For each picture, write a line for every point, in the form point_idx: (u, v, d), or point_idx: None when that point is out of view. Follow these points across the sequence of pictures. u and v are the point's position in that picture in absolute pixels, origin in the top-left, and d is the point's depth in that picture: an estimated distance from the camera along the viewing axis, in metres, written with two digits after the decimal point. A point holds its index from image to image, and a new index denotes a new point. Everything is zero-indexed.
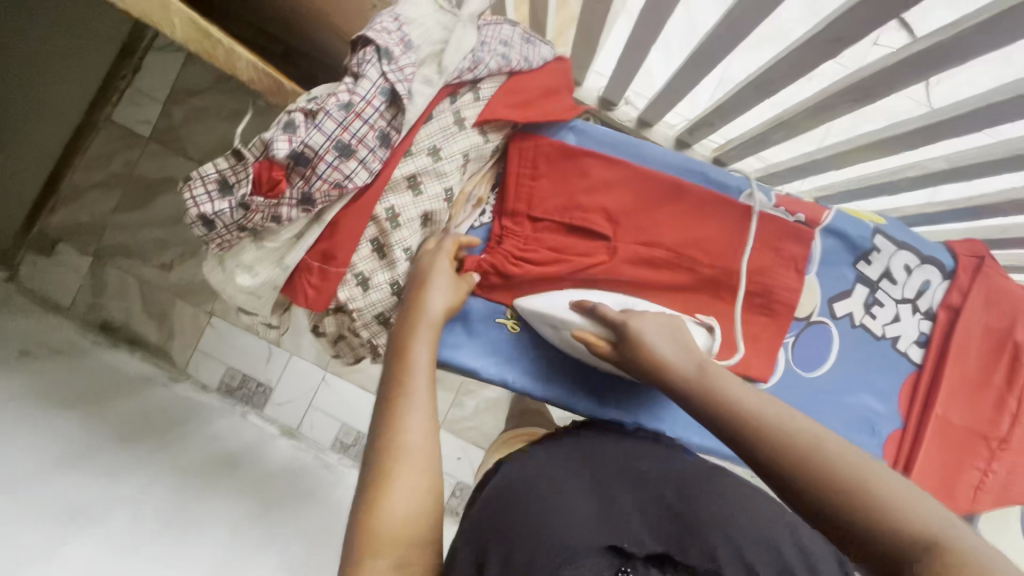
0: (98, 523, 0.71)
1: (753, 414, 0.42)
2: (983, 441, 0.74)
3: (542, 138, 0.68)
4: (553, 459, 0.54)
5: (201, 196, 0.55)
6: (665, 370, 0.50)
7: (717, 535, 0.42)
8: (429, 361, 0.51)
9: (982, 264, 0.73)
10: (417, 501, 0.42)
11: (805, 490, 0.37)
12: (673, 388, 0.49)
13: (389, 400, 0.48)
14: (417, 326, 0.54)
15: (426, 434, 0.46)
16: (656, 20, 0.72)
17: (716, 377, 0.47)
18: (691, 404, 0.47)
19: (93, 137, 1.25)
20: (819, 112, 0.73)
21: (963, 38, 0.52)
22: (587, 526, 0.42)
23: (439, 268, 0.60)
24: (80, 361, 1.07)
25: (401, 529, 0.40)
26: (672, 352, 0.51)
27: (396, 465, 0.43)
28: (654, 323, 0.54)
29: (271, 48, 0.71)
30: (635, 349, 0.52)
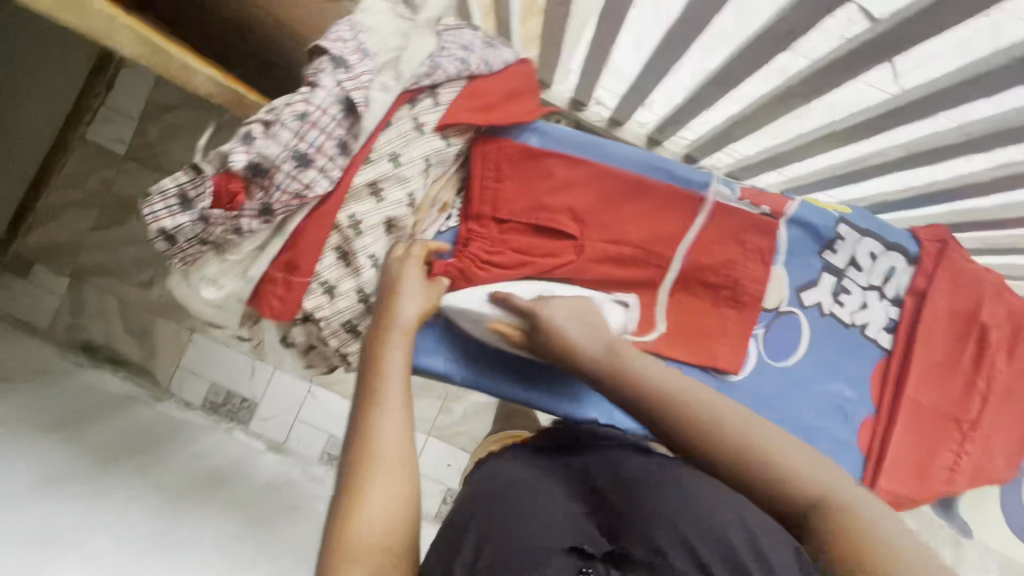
0: (79, 545, 0.70)
1: (675, 400, 0.46)
2: (956, 423, 0.75)
3: (506, 140, 0.68)
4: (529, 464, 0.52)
5: (160, 211, 0.53)
6: (575, 353, 0.52)
7: (661, 525, 0.38)
8: (402, 366, 0.50)
9: (946, 249, 0.74)
10: (394, 508, 0.42)
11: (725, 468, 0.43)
12: (586, 373, 0.52)
13: (361, 406, 0.47)
14: (390, 333, 0.52)
15: (401, 441, 0.45)
16: (616, 19, 0.73)
17: (627, 360, 0.50)
18: (606, 389, 0.50)
19: (68, 156, 1.24)
20: (780, 105, 0.74)
21: (906, 26, 0.53)
22: (558, 528, 0.41)
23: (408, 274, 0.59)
24: (61, 383, 1.05)
25: (376, 538, 0.40)
26: (580, 334, 0.53)
27: (370, 471, 0.43)
28: (565, 310, 0.56)
29: None
30: (550, 339, 0.54)
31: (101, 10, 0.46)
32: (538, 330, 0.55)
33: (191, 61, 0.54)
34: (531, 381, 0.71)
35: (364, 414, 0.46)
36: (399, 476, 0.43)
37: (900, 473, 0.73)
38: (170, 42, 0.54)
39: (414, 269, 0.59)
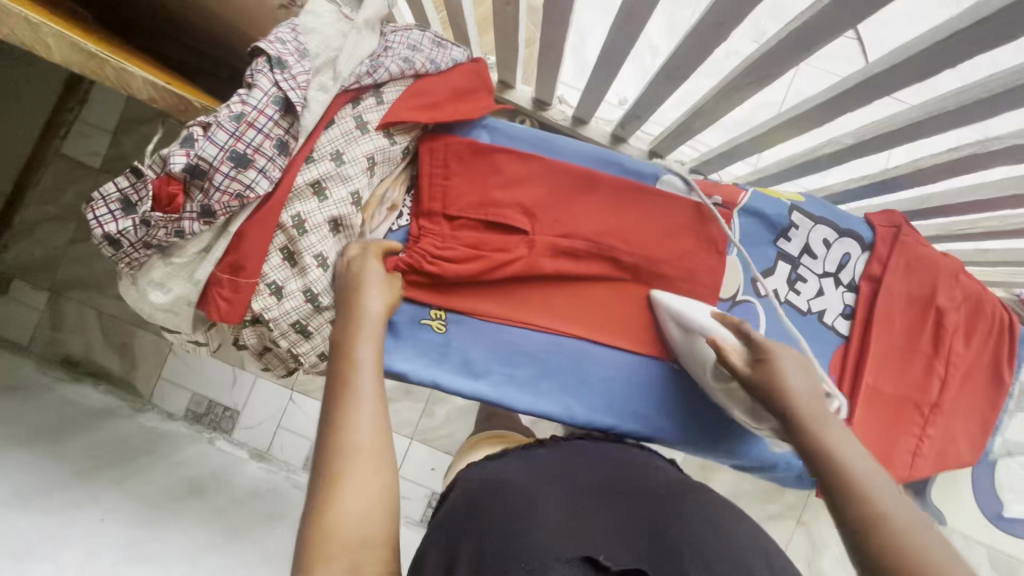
0: (51, 558, 0.69)
1: (868, 484, 0.44)
2: (916, 408, 0.75)
3: (454, 137, 0.68)
4: (532, 470, 0.56)
5: (104, 215, 0.54)
6: (785, 396, 0.51)
7: (692, 557, 0.45)
8: (374, 360, 0.50)
9: (899, 234, 0.74)
10: (368, 504, 0.42)
11: (879, 557, 0.40)
12: (792, 413, 0.51)
13: (330, 401, 0.46)
14: (359, 329, 0.52)
15: (374, 433, 0.45)
16: (562, 16, 0.73)
17: (841, 437, 0.48)
18: (802, 434, 0.49)
19: (43, 172, 1.24)
20: (729, 95, 0.75)
21: (829, 12, 0.54)
22: (560, 537, 0.45)
23: (367, 271, 0.59)
24: (38, 397, 1.05)
25: (356, 533, 0.41)
26: (801, 389, 0.51)
27: (343, 468, 0.43)
28: (798, 363, 0.54)
29: (215, 71, 0.75)
30: (766, 373, 0.53)
31: (24, 19, 0.47)
32: (758, 362, 0.55)
33: (128, 67, 0.53)
34: (490, 379, 0.70)
35: (338, 408, 0.46)
36: (372, 469, 0.43)
37: None
38: (112, 52, 0.55)
39: (371, 258, 0.60)
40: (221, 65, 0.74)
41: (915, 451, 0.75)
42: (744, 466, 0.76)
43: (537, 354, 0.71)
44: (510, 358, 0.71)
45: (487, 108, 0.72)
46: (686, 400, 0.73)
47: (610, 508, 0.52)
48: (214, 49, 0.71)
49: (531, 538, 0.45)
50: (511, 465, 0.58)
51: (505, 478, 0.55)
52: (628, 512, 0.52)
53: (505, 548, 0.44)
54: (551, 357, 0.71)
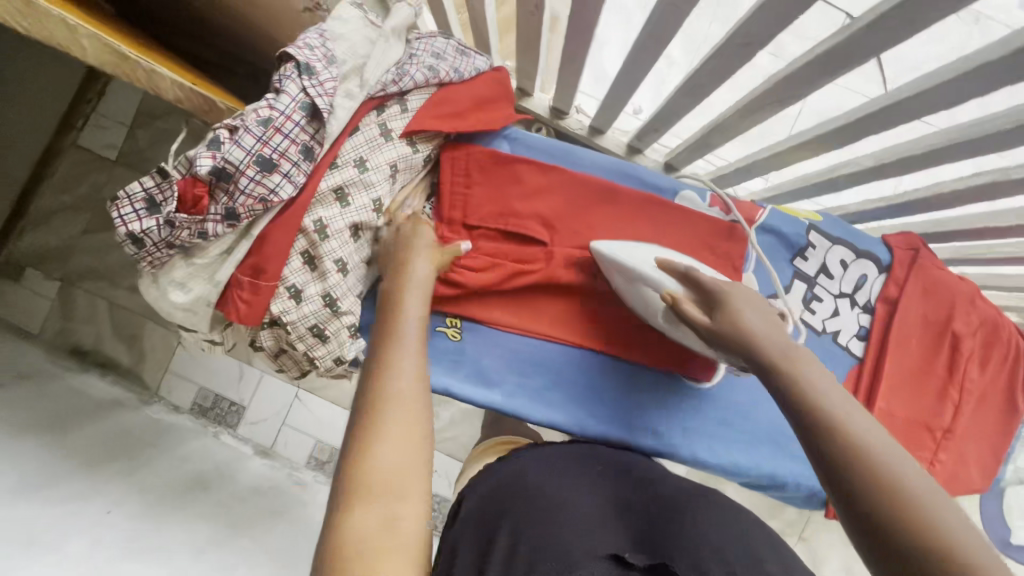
0: (58, 549, 0.70)
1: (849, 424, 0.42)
2: (928, 432, 0.75)
3: (475, 146, 0.69)
4: (552, 472, 0.58)
5: (128, 214, 0.54)
6: (752, 344, 0.48)
7: (705, 551, 0.45)
8: (419, 324, 0.53)
9: (917, 258, 0.74)
10: (407, 447, 0.43)
11: (861, 495, 0.39)
12: (753, 355, 0.48)
13: (379, 348, 0.50)
14: (407, 288, 0.56)
15: (414, 387, 0.47)
16: (585, 29, 0.74)
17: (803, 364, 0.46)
18: (769, 374, 0.47)
19: (59, 162, 1.25)
20: (749, 114, 0.75)
21: (858, 38, 0.54)
22: (587, 538, 0.47)
23: (415, 239, 0.62)
24: (48, 386, 1.05)
25: (392, 470, 0.42)
26: (762, 330, 0.49)
27: (387, 408, 0.45)
28: (752, 301, 0.52)
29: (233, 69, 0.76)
30: (724, 317, 0.50)
31: (63, 21, 0.47)
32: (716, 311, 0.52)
33: (157, 67, 0.53)
34: (503, 389, 0.70)
35: (382, 362, 0.48)
36: (412, 423, 0.45)
37: None
38: (142, 53, 0.55)
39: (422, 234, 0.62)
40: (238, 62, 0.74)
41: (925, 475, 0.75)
42: (752, 484, 0.76)
43: (550, 364, 0.72)
44: (523, 367, 0.71)
45: (508, 119, 0.73)
46: (697, 415, 0.73)
47: (624, 513, 0.53)
48: (235, 49, 0.71)
49: (561, 533, 0.47)
50: (536, 465, 0.59)
51: (529, 480, 0.56)
52: (639, 518, 0.53)
53: (540, 542, 0.45)
54: (563, 368, 0.72)
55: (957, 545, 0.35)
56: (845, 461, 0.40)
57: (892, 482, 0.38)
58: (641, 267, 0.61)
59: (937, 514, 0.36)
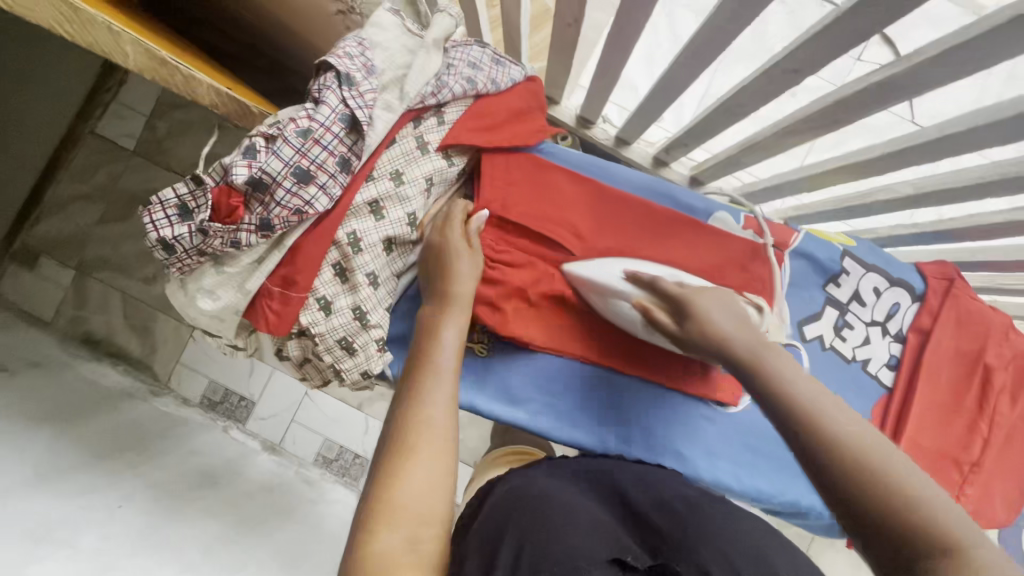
0: (70, 544, 0.68)
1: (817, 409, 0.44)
2: (955, 465, 0.73)
3: (518, 151, 0.69)
4: (557, 484, 0.55)
5: (160, 221, 0.53)
6: (724, 340, 0.52)
7: (710, 550, 0.44)
8: (455, 347, 0.52)
9: (952, 287, 0.74)
10: (434, 480, 0.42)
11: (834, 475, 0.40)
12: (722, 349, 0.52)
13: (414, 373, 0.50)
14: (448, 308, 0.55)
15: (446, 416, 0.47)
16: (623, 44, 0.73)
17: (767, 352, 0.50)
18: (737, 366, 0.50)
19: (77, 150, 1.24)
20: (787, 136, 0.75)
21: (916, 70, 0.53)
22: (595, 541, 0.43)
23: (458, 246, 0.60)
24: (61, 376, 1.05)
25: (417, 503, 0.41)
26: (729, 325, 0.53)
27: (418, 439, 0.44)
28: (715, 299, 0.56)
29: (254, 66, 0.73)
30: (693, 320, 0.55)
31: (108, 26, 0.47)
32: (685, 316, 0.56)
33: (196, 74, 0.53)
34: (531, 405, 0.70)
35: (415, 386, 0.48)
36: (441, 455, 0.44)
37: None
38: (180, 56, 0.54)
39: (455, 245, 0.60)
40: (262, 56, 0.65)
41: None
42: (775, 510, 0.76)
43: (578, 382, 0.71)
44: (550, 385, 0.70)
45: (542, 133, 0.71)
46: (723, 439, 0.73)
47: (639, 522, 0.50)
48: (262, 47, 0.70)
49: (564, 542, 0.42)
50: (543, 476, 0.57)
51: (543, 489, 0.52)
52: (644, 530, 0.49)
53: (545, 550, 0.41)
54: (590, 386, 0.71)
55: (926, 507, 0.37)
56: (822, 446, 0.42)
57: (864, 456, 0.40)
58: (613, 281, 0.63)
59: (907, 480, 0.38)
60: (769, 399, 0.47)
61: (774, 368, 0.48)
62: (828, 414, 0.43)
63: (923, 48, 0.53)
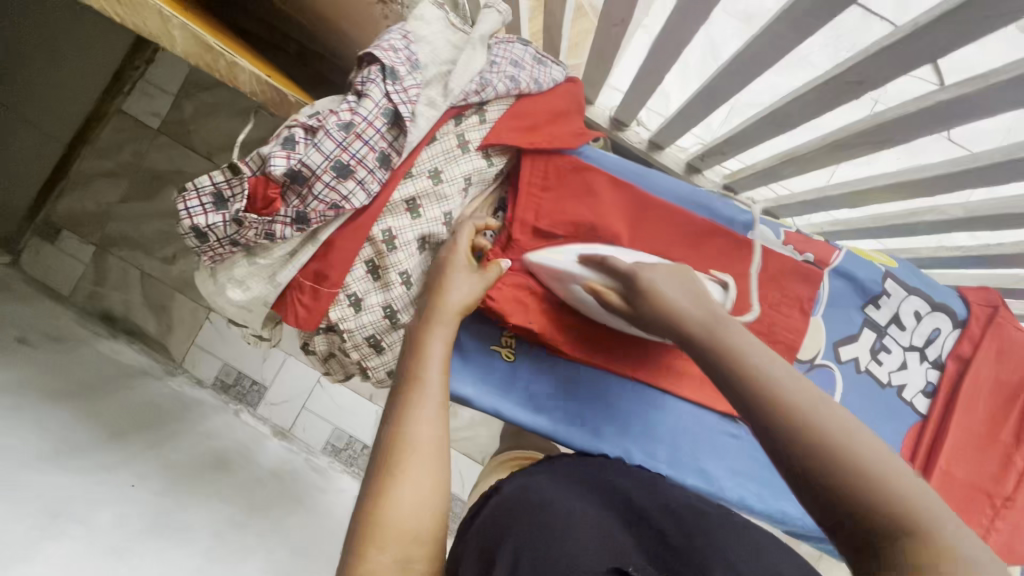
0: (83, 521, 0.68)
1: (770, 377, 0.41)
2: (987, 498, 0.71)
3: (558, 155, 0.67)
4: (558, 483, 0.53)
5: (194, 208, 0.52)
6: (676, 315, 0.49)
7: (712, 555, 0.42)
8: (442, 357, 0.51)
9: (995, 314, 0.72)
10: (421, 500, 0.42)
11: (805, 462, 0.37)
12: (678, 332, 0.48)
13: (400, 389, 0.48)
14: (434, 320, 0.54)
15: (434, 430, 0.46)
16: (671, 48, 0.71)
17: (729, 329, 0.45)
18: (697, 347, 0.46)
19: (103, 127, 1.24)
20: (834, 150, 0.73)
21: (991, 90, 0.50)
22: (596, 548, 0.41)
23: (457, 262, 0.58)
24: (78, 350, 1.05)
25: (407, 523, 0.41)
26: (682, 298, 0.50)
27: (404, 458, 0.43)
28: (668, 275, 0.52)
29: (284, 45, 0.71)
30: (647, 300, 0.51)
31: (158, 11, 0.46)
32: (635, 292, 0.53)
33: (239, 60, 0.52)
34: (557, 415, 0.68)
35: (404, 398, 0.47)
36: (431, 471, 0.44)
37: None
38: (225, 43, 0.53)
39: (461, 261, 0.58)
40: (289, 39, 0.70)
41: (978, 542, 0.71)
42: (796, 532, 0.74)
43: (603, 390, 0.70)
44: (574, 392, 0.69)
45: (581, 135, 0.69)
46: (747, 457, 0.72)
47: (638, 518, 0.48)
48: (293, 26, 0.67)
49: (558, 547, 0.40)
50: (543, 477, 0.55)
51: (543, 488, 0.51)
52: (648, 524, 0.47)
53: (542, 558, 0.40)
54: (616, 396, 0.70)
55: (902, 494, 0.34)
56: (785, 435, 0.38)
57: (833, 440, 0.37)
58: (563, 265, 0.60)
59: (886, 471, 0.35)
60: (724, 373, 0.43)
61: (735, 347, 0.44)
62: (796, 400, 0.39)
63: (1002, 68, 0.49)
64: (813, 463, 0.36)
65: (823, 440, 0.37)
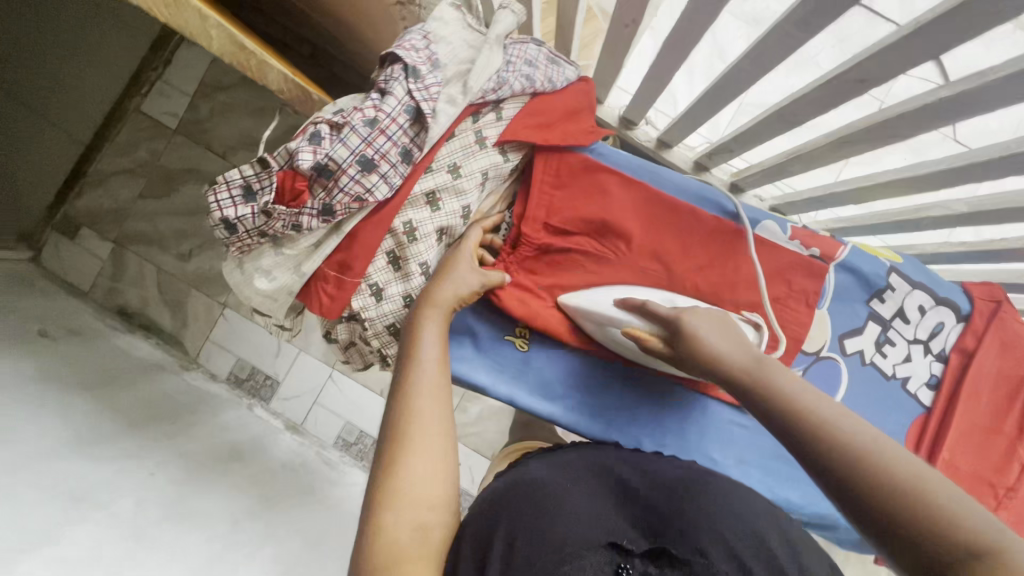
0: (105, 507, 0.70)
1: (814, 412, 0.41)
2: (990, 488, 0.73)
3: (569, 152, 0.69)
4: (548, 465, 0.54)
5: (224, 201, 0.55)
6: (717, 363, 0.48)
7: (704, 529, 0.44)
8: (437, 340, 0.54)
9: (999, 309, 0.73)
10: (429, 470, 0.45)
11: (857, 495, 0.36)
12: (724, 379, 0.47)
13: (401, 372, 0.51)
14: (426, 308, 0.57)
15: (436, 405, 0.49)
16: (681, 49, 0.73)
17: (774, 372, 0.45)
18: (744, 396, 0.45)
19: (121, 127, 1.28)
20: (841, 146, 0.75)
21: (989, 87, 0.52)
22: (590, 521, 0.45)
23: (460, 258, 0.62)
24: (96, 344, 1.08)
25: (419, 492, 0.44)
26: (722, 343, 0.49)
27: (409, 433, 0.46)
28: (708, 319, 0.52)
29: (299, 49, 0.75)
30: (687, 345, 0.51)
31: (199, 11, 0.48)
32: (676, 338, 0.52)
33: (269, 59, 0.54)
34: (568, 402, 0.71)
35: (405, 377, 0.50)
36: (436, 444, 0.47)
37: None
38: (256, 44, 0.56)
39: (465, 257, 0.63)
40: (304, 42, 0.74)
41: None
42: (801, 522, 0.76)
43: (613, 379, 0.72)
44: (583, 381, 0.72)
45: (594, 133, 0.71)
46: (754, 446, 0.73)
47: (634, 495, 0.50)
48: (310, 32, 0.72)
49: (549, 530, 0.42)
50: (539, 461, 0.56)
51: (544, 469, 0.52)
52: (637, 495, 0.50)
53: (537, 539, 0.41)
54: (625, 388, 0.72)
55: (952, 513, 0.33)
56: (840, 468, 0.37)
57: (883, 465, 0.36)
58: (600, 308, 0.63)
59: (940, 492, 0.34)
60: (772, 415, 0.43)
61: (781, 392, 0.43)
62: (844, 432, 0.38)
63: (996, 66, 0.52)
64: (871, 495, 0.35)
65: (880, 470, 0.36)
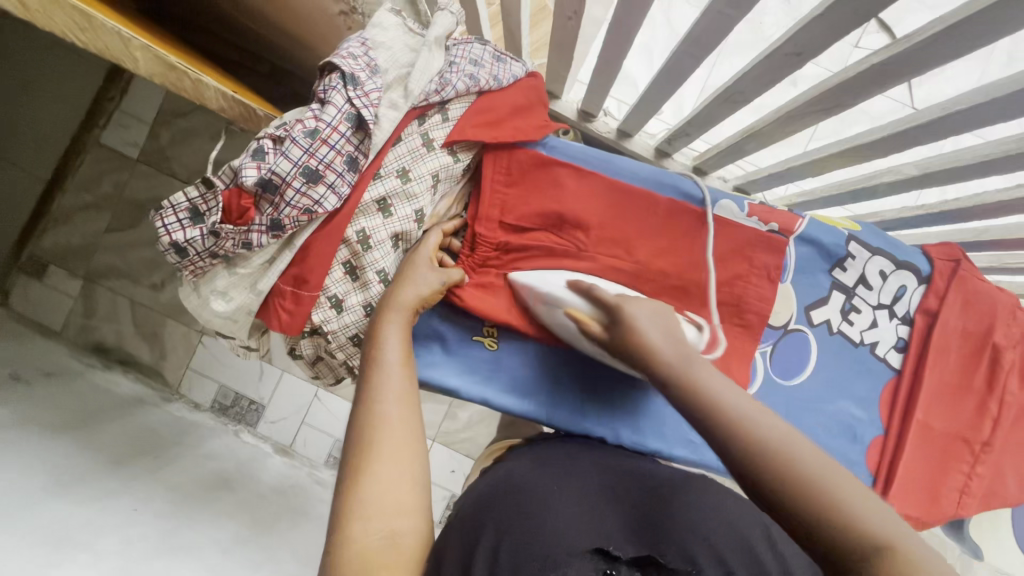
0: (87, 549, 0.68)
1: (741, 414, 0.43)
2: (966, 445, 0.74)
3: (519, 149, 0.69)
4: (541, 467, 0.54)
5: (172, 224, 0.54)
6: (651, 355, 0.49)
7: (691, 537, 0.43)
8: (400, 343, 0.54)
9: (958, 268, 0.74)
10: (398, 475, 0.44)
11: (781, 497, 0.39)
12: (652, 371, 0.49)
13: (364, 376, 0.51)
14: (387, 311, 0.56)
15: (402, 407, 0.48)
16: (623, 38, 0.74)
17: (702, 372, 0.46)
18: (667, 388, 0.47)
19: (81, 161, 1.24)
20: (791, 121, 0.76)
21: (920, 49, 0.53)
22: (575, 527, 0.42)
23: (420, 260, 0.62)
24: (72, 383, 1.06)
25: (387, 498, 0.43)
26: (659, 336, 0.49)
27: (375, 437, 0.46)
28: (649, 311, 0.52)
29: (258, 67, 0.74)
30: (627, 336, 0.51)
31: (117, 33, 0.47)
32: (615, 325, 0.53)
33: (204, 77, 0.54)
34: (547, 396, 0.71)
35: (367, 383, 0.50)
36: (403, 448, 0.46)
37: (909, 491, 0.73)
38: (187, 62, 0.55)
39: (426, 257, 0.63)
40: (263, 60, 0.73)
41: (962, 488, 0.74)
42: None
43: (584, 370, 0.72)
44: (555, 375, 0.72)
45: (546, 127, 0.71)
46: None
47: (615, 501, 0.49)
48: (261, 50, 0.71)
49: (537, 533, 0.41)
50: (528, 462, 0.56)
51: (526, 472, 0.52)
52: (630, 505, 0.49)
53: (521, 544, 0.40)
54: (598, 378, 0.72)
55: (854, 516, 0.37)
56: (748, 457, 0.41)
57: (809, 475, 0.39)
58: (548, 289, 0.62)
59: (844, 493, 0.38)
60: (691, 404, 0.45)
61: (707, 394, 0.45)
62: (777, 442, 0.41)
63: (924, 27, 0.53)
64: (793, 492, 0.39)
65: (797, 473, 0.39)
